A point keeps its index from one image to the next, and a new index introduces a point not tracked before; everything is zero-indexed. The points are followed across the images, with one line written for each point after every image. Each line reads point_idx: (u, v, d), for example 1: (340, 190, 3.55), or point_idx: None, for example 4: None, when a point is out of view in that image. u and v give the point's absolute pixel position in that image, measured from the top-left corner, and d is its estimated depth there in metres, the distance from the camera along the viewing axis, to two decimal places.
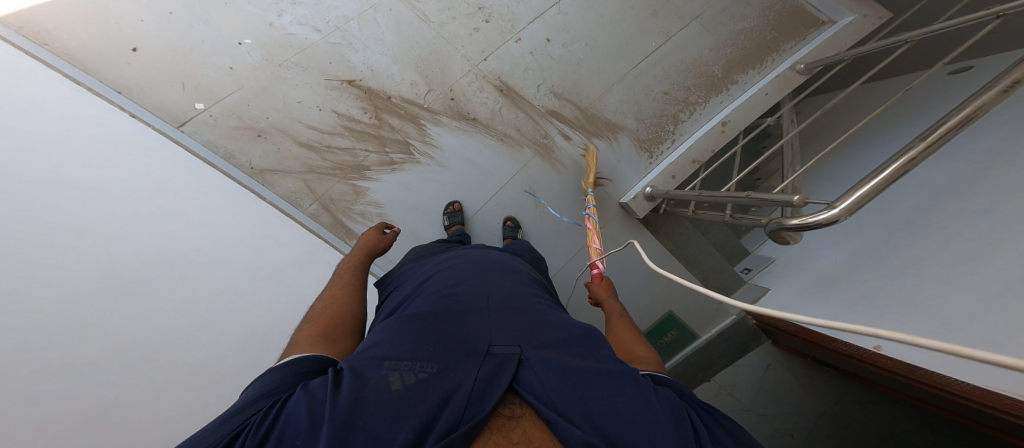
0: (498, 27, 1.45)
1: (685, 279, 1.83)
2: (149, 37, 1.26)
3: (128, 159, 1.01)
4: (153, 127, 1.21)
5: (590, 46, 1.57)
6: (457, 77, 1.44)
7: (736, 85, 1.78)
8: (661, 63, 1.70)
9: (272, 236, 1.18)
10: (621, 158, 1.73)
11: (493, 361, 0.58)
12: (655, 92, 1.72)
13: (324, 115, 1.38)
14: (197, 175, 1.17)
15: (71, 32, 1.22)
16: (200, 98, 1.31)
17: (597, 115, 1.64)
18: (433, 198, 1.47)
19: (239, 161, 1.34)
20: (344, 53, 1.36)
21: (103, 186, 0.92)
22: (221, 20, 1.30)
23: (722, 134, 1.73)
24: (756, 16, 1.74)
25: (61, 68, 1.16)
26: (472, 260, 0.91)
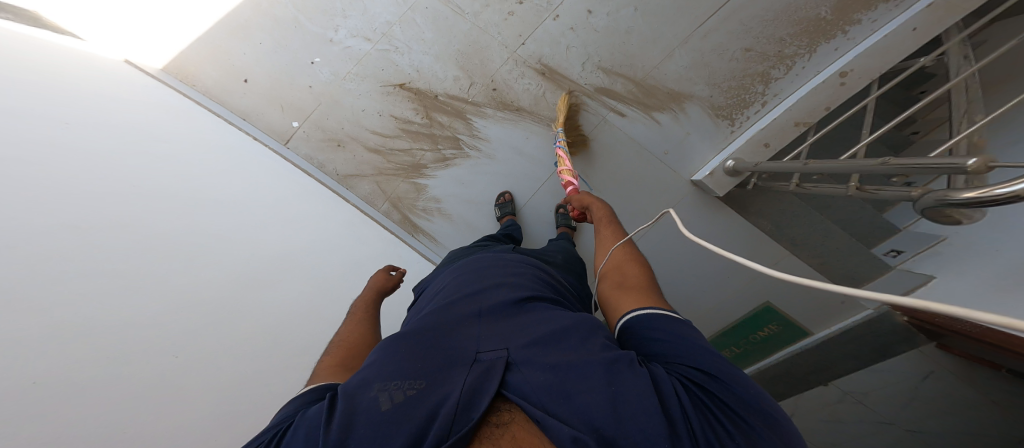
0: (534, 8, 1.37)
1: (787, 263, 1.54)
2: (251, 66, 1.46)
3: (249, 180, 1.23)
4: (269, 147, 1.45)
5: (641, 11, 1.39)
6: (497, 66, 1.43)
7: (857, 25, 1.41)
8: (737, 14, 1.43)
9: (353, 235, 1.37)
10: (690, 131, 1.53)
11: (478, 368, 0.59)
12: (732, 50, 1.47)
13: (384, 120, 1.49)
14: (297, 182, 1.39)
15: (204, 72, 1.46)
16: (294, 117, 1.51)
17: (657, 87, 1.47)
18: (485, 191, 1.52)
19: (328, 169, 1.55)
20: (393, 59, 1.44)
21: (236, 200, 1.12)
22: (295, 43, 1.44)
23: (843, 87, 1.41)
24: None
25: (201, 101, 1.41)
26: (473, 268, 0.93)
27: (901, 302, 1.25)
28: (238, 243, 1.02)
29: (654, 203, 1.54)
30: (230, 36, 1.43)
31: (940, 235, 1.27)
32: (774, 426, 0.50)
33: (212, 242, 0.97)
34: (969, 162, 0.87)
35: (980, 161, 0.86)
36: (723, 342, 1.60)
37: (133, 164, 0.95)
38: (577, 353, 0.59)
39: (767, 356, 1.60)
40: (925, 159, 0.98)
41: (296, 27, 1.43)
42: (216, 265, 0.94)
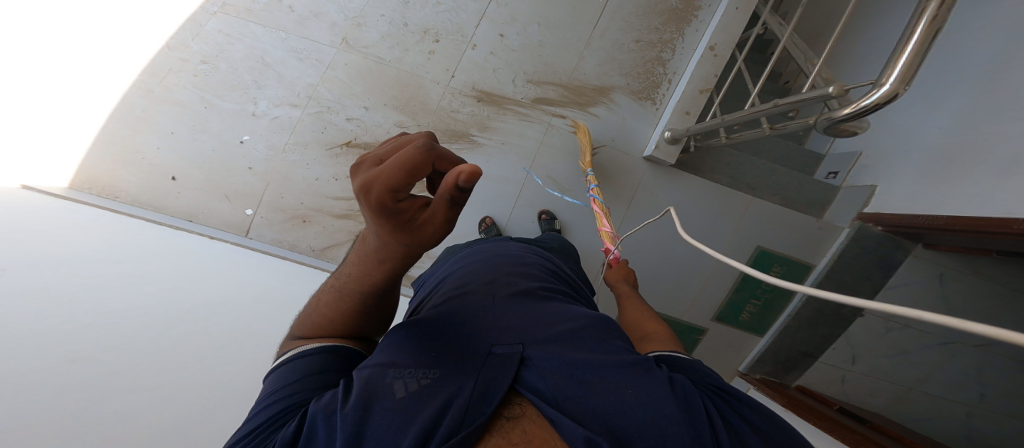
0: (450, 43, 1.45)
1: (754, 208, 1.61)
2: (174, 162, 1.33)
3: (204, 268, 1.01)
4: (228, 241, 1.25)
5: (543, 25, 1.54)
6: (437, 101, 1.42)
7: (702, 10, 1.69)
8: (617, 16, 1.64)
9: None
10: (625, 116, 1.60)
11: (496, 357, 0.49)
12: (626, 43, 1.64)
13: (342, 183, 1.36)
14: (277, 269, 1.16)
15: (122, 178, 1.30)
16: (248, 204, 1.34)
17: (583, 86, 1.56)
18: (467, 223, 1.40)
19: (301, 248, 1.34)
20: (330, 118, 1.38)
21: (219, 302, 0.91)
22: (214, 126, 1.35)
23: (716, 58, 1.58)
24: None
25: (131, 210, 1.23)
26: (483, 255, 0.81)
27: (867, 213, 1.44)
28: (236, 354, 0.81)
29: (619, 188, 1.56)
30: (133, 132, 1.32)
31: (857, 150, 1.52)
32: (779, 426, 0.47)
33: (200, 359, 0.76)
34: (828, 90, 1.05)
35: (838, 86, 1.05)
36: (739, 296, 1.59)
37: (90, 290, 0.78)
38: (595, 351, 0.51)
39: (793, 300, 1.57)
40: (803, 93, 1.14)
41: (208, 107, 1.35)
42: (212, 381, 0.74)
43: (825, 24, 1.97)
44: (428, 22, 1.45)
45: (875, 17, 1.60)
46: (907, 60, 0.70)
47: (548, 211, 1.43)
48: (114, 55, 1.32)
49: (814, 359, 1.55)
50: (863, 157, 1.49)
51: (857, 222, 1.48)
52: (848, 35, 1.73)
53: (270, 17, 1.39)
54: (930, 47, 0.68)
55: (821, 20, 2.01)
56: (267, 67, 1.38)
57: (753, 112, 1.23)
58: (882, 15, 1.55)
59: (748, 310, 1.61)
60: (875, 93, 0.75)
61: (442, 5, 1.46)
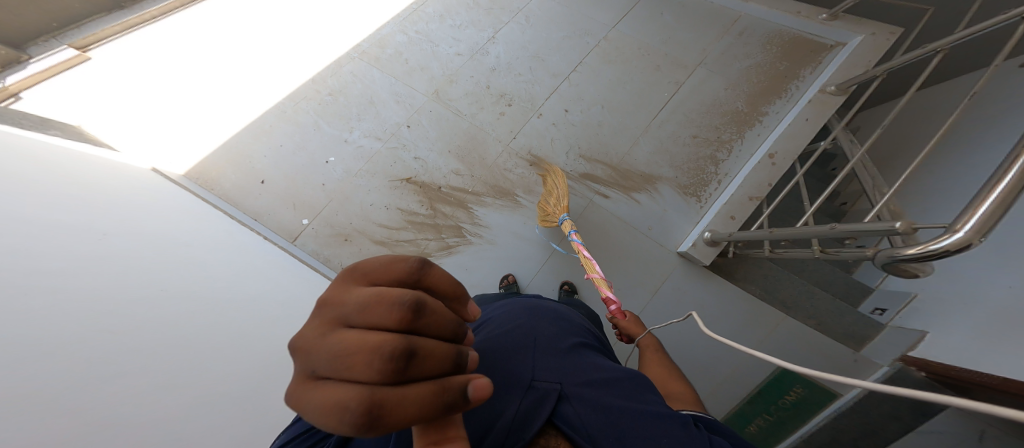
0: (520, 108, 1.59)
1: (786, 326, 1.50)
2: (269, 169, 1.52)
3: (239, 266, 1.10)
4: (277, 244, 1.38)
5: (605, 107, 1.66)
6: (494, 157, 1.53)
7: (766, 116, 1.72)
8: (679, 110, 1.73)
9: None
10: (667, 207, 1.62)
11: (534, 394, 0.56)
12: (683, 137, 1.70)
13: (390, 213, 1.47)
14: (305, 280, 1.26)
15: (226, 175, 1.50)
16: (305, 214, 1.48)
17: (630, 170, 1.62)
18: (489, 275, 1.44)
19: (333, 264, 1.43)
20: (401, 154, 1.53)
21: (244, 299, 0.97)
22: (313, 143, 1.56)
23: (774, 166, 1.58)
24: (760, 51, 1.81)
25: (215, 202, 1.41)
26: (523, 301, 0.84)
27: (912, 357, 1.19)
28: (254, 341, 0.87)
29: (649, 274, 1.55)
30: (255, 140, 1.55)
31: (911, 292, 1.35)
32: None
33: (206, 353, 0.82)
34: (897, 225, 1.01)
35: (905, 223, 1.02)
36: (753, 408, 1.48)
37: (149, 267, 0.84)
38: (631, 402, 0.58)
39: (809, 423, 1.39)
40: (863, 222, 1.12)
41: (316, 130, 1.57)
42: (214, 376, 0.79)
43: (901, 148, 1.91)
44: (507, 89, 1.62)
45: (951, 158, 1.52)
46: (987, 210, 0.65)
47: (569, 282, 1.43)
48: (262, 79, 1.63)
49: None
50: (917, 300, 1.31)
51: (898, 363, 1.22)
52: (923, 171, 1.65)
53: (390, 65, 1.65)
54: (1013, 202, 0.63)
55: (896, 147, 1.95)
56: (371, 105, 1.60)
57: (806, 232, 1.20)
58: (962, 159, 1.46)
59: (757, 423, 1.48)
60: (947, 238, 0.69)
61: (522, 77, 1.64)
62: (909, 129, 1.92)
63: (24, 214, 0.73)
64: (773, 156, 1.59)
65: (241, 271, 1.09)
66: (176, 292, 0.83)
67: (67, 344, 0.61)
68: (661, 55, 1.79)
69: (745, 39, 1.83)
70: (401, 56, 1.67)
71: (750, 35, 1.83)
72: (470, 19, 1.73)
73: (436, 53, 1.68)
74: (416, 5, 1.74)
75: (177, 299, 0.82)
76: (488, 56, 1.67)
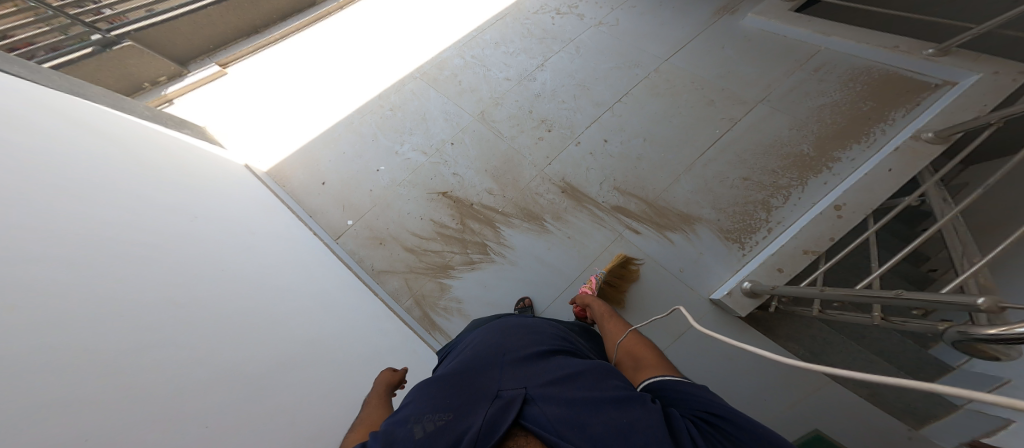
0: (559, 135, 1.60)
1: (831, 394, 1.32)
2: (328, 171, 1.67)
3: (283, 254, 1.20)
4: (322, 240, 1.50)
5: (647, 140, 1.62)
6: (528, 180, 1.56)
7: (839, 163, 1.55)
8: (730, 149, 1.64)
9: (376, 326, 1.23)
10: (703, 251, 1.53)
11: (498, 404, 0.56)
12: (731, 178, 1.60)
13: (423, 223, 1.54)
14: (337, 276, 1.35)
15: (293, 173, 1.68)
16: (350, 216, 1.59)
17: (667, 208, 1.56)
18: (507, 294, 1.43)
19: (364, 264, 1.52)
20: (441, 169, 1.61)
21: (284, 285, 1.07)
22: (368, 153, 1.69)
23: (840, 219, 1.40)
24: (837, 90, 1.66)
25: (281, 196, 1.57)
26: (497, 321, 0.84)
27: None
28: (281, 322, 0.93)
29: (676, 318, 1.46)
30: (322, 145, 1.72)
31: (1003, 378, 1.07)
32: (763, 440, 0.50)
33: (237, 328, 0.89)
34: (981, 302, 0.85)
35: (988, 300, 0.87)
36: None
37: (213, 250, 0.96)
38: (593, 393, 0.57)
39: None
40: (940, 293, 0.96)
41: (374, 141, 1.70)
42: None
43: (1012, 213, 1.60)
44: (549, 114, 1.64)
45: None
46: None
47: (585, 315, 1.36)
48: (335, 92, 1.83)
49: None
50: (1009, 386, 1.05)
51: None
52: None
53: (445, 86, 1.76)
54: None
55: (1002, 212, 1.66)
56: (423, 121, 1.70)
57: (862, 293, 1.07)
58: None
59: None
60: None
61: (565, 104, 1.66)
62: (1020, 192, 1.62)
63: (137, 195, 0.89)
64: (840, 208, 1.42)
65: (285, 260, 1.20)
66: (230, 272, 0.94)
67: (138, 289, 0.70)
68: (716, 90, 1.72)
69: (821, 76, 1.71)
70: (456, 77, 1.77)
71: (827, 71, 1.71)
72: (523, 47, 1.80)
73: (488, 77, 1.75)
74: (476, 32, 1.87)
75: (231, 280, 0.92)
76: (535, 82, 1.71)
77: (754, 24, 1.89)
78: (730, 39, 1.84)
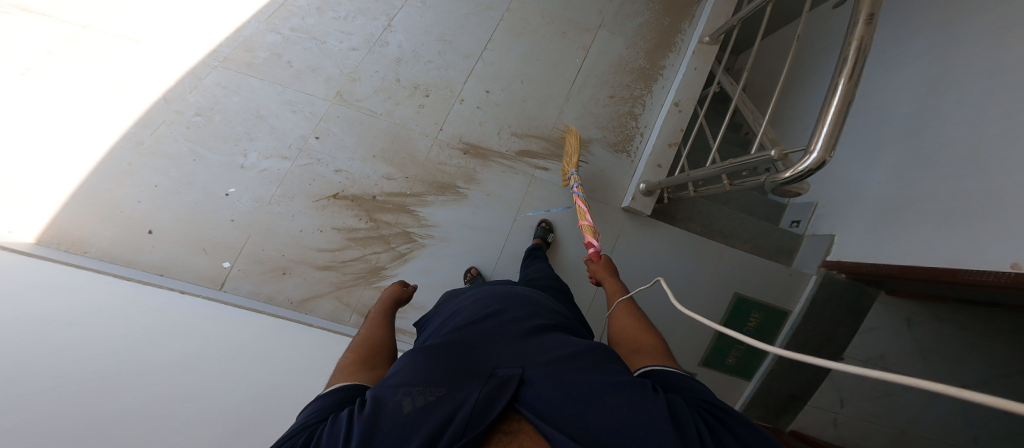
0: (440, 97, 1.50)
1: (729, 255, 1.63)
2: (153, 215, 1.26)
3: (158, 330, 0.89)
4: (203, 295, 1.16)
5: (525, 81, 1.65)
6: (426, 152, 1.44)
7: (666, 70, 1.85)
8: (592, 73, 1.78)
9: (331, 353, 1.04)
10: (603, 167, 1.68)
11: (494, 384, 0.52)
12: (602, 98, 1.76)
13: (326, 235, 1.32)
14: (247, 324, 1.05)
15: (95, 232, 1.23)
16: (225, 257, 1.26)
17: (563, 138, 1.64)
18: (453, 271, 1.37)
19: (278, 301, 1.26)
20: (318, 170, 1.36)
21: (179, 365, 0.81)
22: (199, 178, 1.31)
23: (681, 113, 1.70)
24: (646, 9, 1.91)
25: (97, 266, 1.14)
26: (494, 287, 0.80)
27: (831, 261, 1.46)
28: (185, 421, 0.71)
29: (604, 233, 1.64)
30: (117, 185, 1.26)
31: (813, 201, 1.59)
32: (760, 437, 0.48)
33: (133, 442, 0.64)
34: (770, 153, 1.13)
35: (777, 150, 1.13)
36: (725, 341, 1.53)
37: (12, 404, 0.63)
38: (596, 374, 0.53)
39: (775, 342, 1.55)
40: (750, 155, 1.22)
41: (196, 160, 1.32)
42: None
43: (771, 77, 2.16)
44: (420, 78, 1.51)
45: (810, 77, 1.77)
46: (827, 132, 0.79)
47: (546, 220, 1.49)
48: (106, 112, 1.31)
49: (804, 402, 1.45)
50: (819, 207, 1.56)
51: (823, 270, 1.49)
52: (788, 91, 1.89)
53: (270, 71, 1.42)
54: (844, 119, 0.77)
55: (761, 84, 2.25)
56: (261, 119, 1.38)
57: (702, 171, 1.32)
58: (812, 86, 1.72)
59: (734, 354, 1.53)
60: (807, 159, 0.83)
61: (433, 63, 1.54)
62: (770, 63, 2.19)
63: None
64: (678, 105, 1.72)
65: (161, 332, 0.88)
66: (71, 412, 0.66)
67: None
68: (564, 21, 1.82)
69: None
70: (281, 58, 1.44)
71: None
72: (356, 8, 1.55)
73: (327, 51, 1.48)
74: None
75: (75, 425, 0.64)
76: (389, 46, 1.53)
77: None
78: None
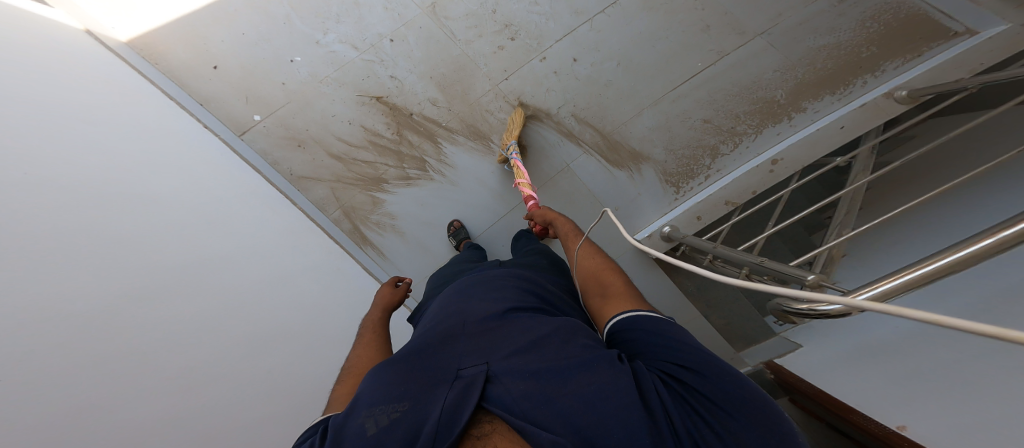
0: (523, 46, 1.43)
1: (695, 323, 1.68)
2: (225, 55, 1.39)
3: (176, 172, 1.09)
4: (219, 137, 1.35)
5: (622, 66, 1.51)
6: (478, 96, 1.44)
7: (802, 113, 1.54)
8: (704, 86, 1.55)
9: (291, 244, 1.27)
10: (642, 191, 1.61)
11: (460, 385, 0.56)
12: (693, 119, 1.57)
13: (353, 129, 1.44)
14: (240, 183, 1.28)
15: (173, 52, 1.38)
16: (257, 110, 1.43)
17: (621, 143, 1.57)
18: (442, 215, 1.51)
19: (281, 167, 1.46)
20: (376, 70, 1.41)
21: (184, 203, 1.04)
22: (279, 39, 1.40)
23: (772, 174, 1.52)
24: (851, 27, 1.48)
25: (158, 81, 1.32)
26: (461, 286, 0.87)
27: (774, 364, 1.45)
28: (189, 240, 0.97)
29: None
30: (214, 23, 1.38)
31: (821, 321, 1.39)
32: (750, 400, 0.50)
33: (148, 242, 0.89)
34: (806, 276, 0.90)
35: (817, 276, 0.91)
36: None
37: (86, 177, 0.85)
38: (553, 362, 0.57)
39: None
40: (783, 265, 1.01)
41: (286, 25, 1.39)
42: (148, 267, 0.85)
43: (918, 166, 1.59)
44: (515, 17, 1.41)
45: None
46: (889, 289, 0.51)
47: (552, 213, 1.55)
48: None
49: None
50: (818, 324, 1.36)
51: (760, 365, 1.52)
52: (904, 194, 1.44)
53: None
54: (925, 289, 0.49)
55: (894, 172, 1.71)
56: (356, 6, 1.38)
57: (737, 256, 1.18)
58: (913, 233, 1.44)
59: None
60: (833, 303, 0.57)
61: (538, 6, 1.40)
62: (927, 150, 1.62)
63: None
64: (777, 162, 1.52)
65: (173, 167, 1.09)
66: (124, 196, 0.90)
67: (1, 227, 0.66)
68: (718, 12, 1.51)
69: (844, 8, 1.48)
70: None
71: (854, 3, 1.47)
72: None
73: None
74: None
75: (130, 206, 0.90)
76: None
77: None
78: None
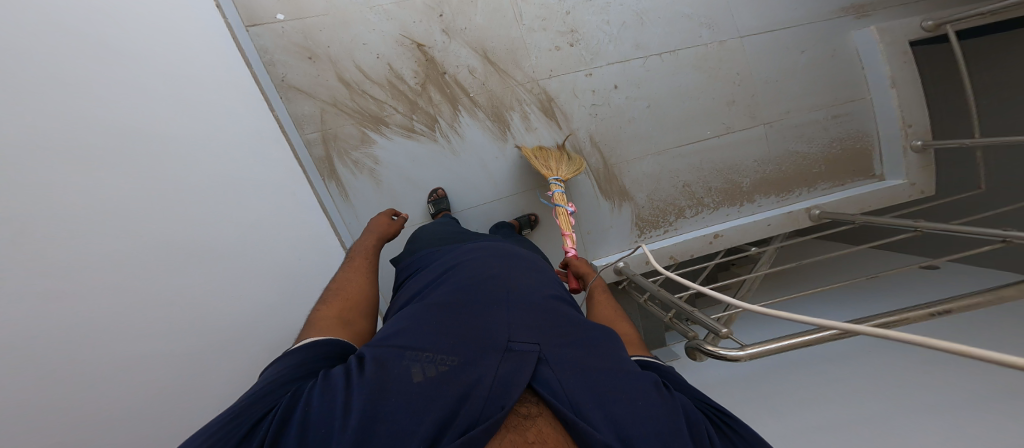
0: (578, 55, 1.47)
1: None
2: None
3: (178, 36, 0.95)
4: (225, 16, 1.18)
5: (650, 108, 1.58)
6: (514, 83, 1.45)
7: (750, 204, 1.75)
8: (701, 153, 1.68)
9: (259, 152, 1.10)
10: (615, 224, 1.73)
11: (512, 358, 0.51)
12: (679, 179, 1.70)
13: (378, 64, 1.37)
14: (230, 71, 1.10)
15: None
16: (284, 9, 1.30)
17: (617, 177, 1.66)
18: (429, 179, 1.47)
19: (274, 70, 1.32)
20: (433, 21, 1.36)
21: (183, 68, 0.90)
22: None
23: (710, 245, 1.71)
24: (824, 143, 1.73)
25: None
26: (496, 253, 0.82)
27: None
28: (176, 102, 0.84)
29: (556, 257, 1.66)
30: None
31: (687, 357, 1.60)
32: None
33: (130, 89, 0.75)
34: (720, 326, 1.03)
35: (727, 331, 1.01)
36: None
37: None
38: (607, 364, 0.53)
39: None
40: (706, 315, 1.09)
41: None
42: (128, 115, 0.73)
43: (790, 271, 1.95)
44: (583, 27, 1.46)
45: None
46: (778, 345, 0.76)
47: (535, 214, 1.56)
48: None
49: None
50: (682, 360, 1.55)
51: None
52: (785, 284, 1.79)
53: None
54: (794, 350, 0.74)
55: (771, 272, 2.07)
56: None
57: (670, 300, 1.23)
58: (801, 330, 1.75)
59: None
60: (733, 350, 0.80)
61: (607, 27, 1.47)
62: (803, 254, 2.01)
63: None
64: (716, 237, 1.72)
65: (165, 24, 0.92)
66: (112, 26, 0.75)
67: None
68: (748, 92, 1.65)
69: (829, 124, 1.71)
70: None
71: (839, 123, 1.72)
72: None
73: None
74: None
75: (113, 38, 0.75)
76: None
77: (859, 39, 1.66)
78: (818, 46, 1.65)
